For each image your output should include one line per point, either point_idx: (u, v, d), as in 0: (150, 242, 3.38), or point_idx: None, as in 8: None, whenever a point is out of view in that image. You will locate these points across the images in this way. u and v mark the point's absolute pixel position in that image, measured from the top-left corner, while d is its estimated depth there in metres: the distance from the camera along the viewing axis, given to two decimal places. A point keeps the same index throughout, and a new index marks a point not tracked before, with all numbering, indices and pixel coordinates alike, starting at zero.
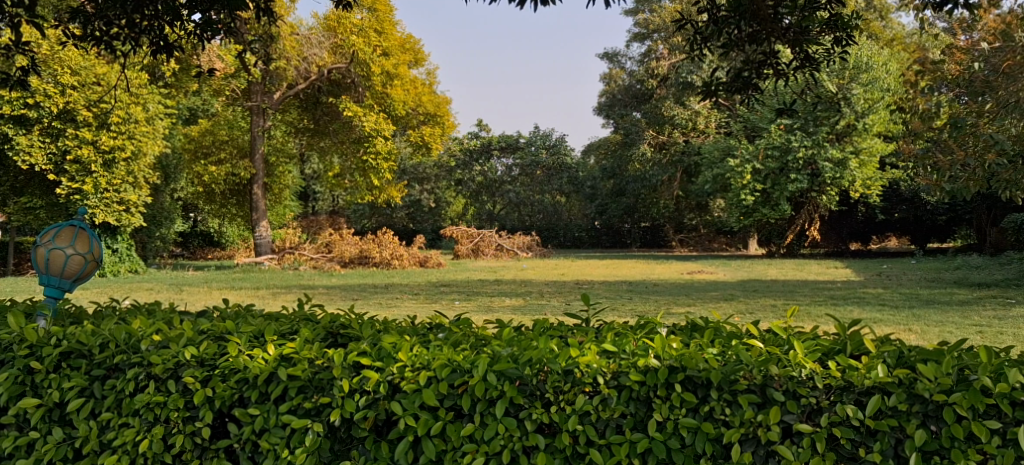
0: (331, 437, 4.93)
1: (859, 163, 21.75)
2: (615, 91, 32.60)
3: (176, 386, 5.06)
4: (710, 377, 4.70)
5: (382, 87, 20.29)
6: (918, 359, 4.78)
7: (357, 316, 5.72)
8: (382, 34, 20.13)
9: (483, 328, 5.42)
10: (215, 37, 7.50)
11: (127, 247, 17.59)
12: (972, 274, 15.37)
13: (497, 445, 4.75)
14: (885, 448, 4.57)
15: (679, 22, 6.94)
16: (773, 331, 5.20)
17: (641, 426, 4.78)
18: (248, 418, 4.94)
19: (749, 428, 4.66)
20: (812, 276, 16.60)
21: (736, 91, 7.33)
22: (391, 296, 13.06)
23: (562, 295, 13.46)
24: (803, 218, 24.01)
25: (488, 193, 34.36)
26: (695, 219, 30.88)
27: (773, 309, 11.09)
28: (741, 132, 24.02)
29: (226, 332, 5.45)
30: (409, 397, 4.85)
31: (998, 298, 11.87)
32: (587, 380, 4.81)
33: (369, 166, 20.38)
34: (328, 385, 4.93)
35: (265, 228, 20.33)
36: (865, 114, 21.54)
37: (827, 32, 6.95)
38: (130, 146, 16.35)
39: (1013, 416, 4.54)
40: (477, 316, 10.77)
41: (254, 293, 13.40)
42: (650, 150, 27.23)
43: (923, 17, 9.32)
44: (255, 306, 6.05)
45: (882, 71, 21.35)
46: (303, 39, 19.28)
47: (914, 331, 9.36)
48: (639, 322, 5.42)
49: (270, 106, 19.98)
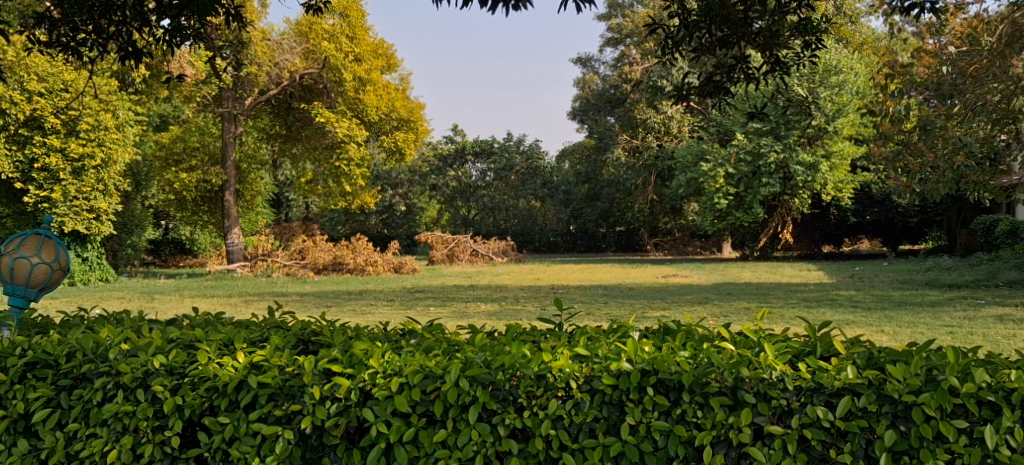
0: (302, 445, 4.89)
1: (830, 167, 21.94)
2: (588, 96, 32.77)
3: (145, 395, 5.01)
4: (682, 380, 4.71)
5: (354, 93, 20.37)
6: (887, 360, 4.82)
7: (328, 323, 5.70)
8: (353, 40, 20.15)
9: (455, 334, 5.40)
10: (185, 43, 7.40)
11: (97, 255, 17.42)
12: (943, 275, 15.57)
13: (470, 451, 4.74)
14: (855, 449, 4.60)
15: (651, 27, 6.93)
16: (744, 333, 5.22)
17: (614, 430, 4.77)
18: (219, 426, 4.91)
19: (721, 430, 4.67)
20: (785, 279, 16.69)
21: (707, 95, 7.34)
22: (364, 303, 13.00)
23: (537, 300, 13.42)
24: (776, 221, 24.12)
25: (462, 198, 34.43)
26: (670, 223, 31.21)
27: (746, 312, 11.14)
28: (713, 137, 24.10)
29: (196, 340, 5.39)
30: (381, 403, 4.83)
31: (967, 298, 12.01)
32: (559, 385, 4.81)
33: (342, 172, 20.45)
34: (298, 392, 4.91)
35: (237, 236, 20.18)
36: (835, 117, 21.71)
37: (797, 36, 6.95)
38: (100, 154, 16.25)
39: (979, 415, 4.58)
40: (451, 322, 10.73)
41: (225, 301, 13.30)
42: (624, 154, 27.34)
43: (892, 22, 9.42)
44: (225, 314, 5.99)
45: (851, 75, 21.63)
46: (274, 45, 19.11)
47: (887, 332, 9.43)
48: (611, 326, 5.42)
49: (241, 113, 19.80)
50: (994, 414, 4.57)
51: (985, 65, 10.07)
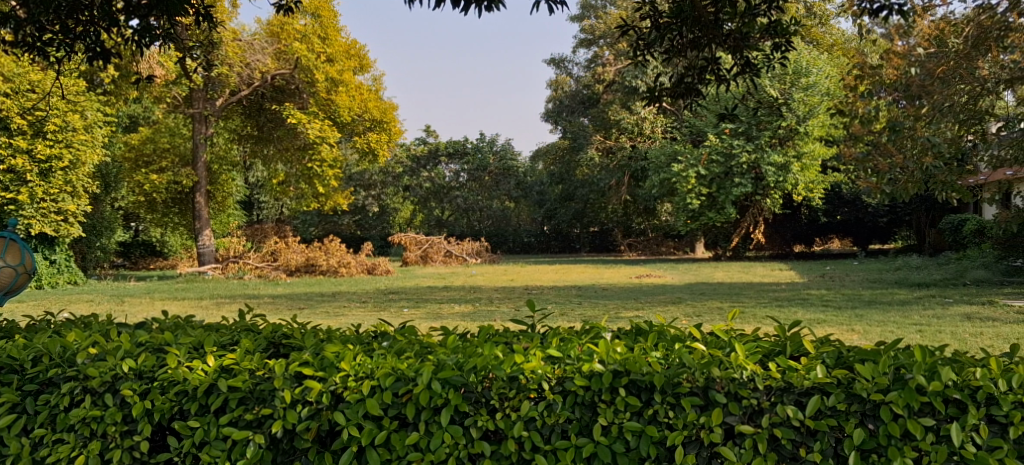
0: (273, 448, 4.87)
1: (801, 167, 22.08)
2: (562, 97, 32.86)
3: (113, 400, 4.97)
4: (653, 381, 4.73)
5: (327, 94, 20.38)
6: (856, 359, 4.86)
7: (299, 325, 5.67)
8: (325, 40, 20.63)
9: (427, 336, 5.39)
10: (154, 44, 7.33)
11: (65, 257, 17.27)
12: (913, 274, 15.74)
13: (443, 453, 4.74)
14: (825, 447, 4.63)
15: (622, 29, 6.96)
16: (715, 333, 5.24)
17: (586, 431, 4.78)
18: (188, 431, 4.89)
19: (692, 431, 4.69)
20: (757, 279, 16.80)
21: (679, 96, 7.36)
22: (337, 305, 12.93)
23: (511, 301, 13.44)
24: (748, 221, 24.26)
25: (436, 198, 34.36)
26: (643, 223, 31.24)
27: (718, 312, 11.21)
28: (686, 138, 24.19)
29: (166, 344, 5.34)
30: (353, 406, 4.82)
31: (935, 297, 12.15)
32: (531, 386, 4.81)
33: (314, 173, 20.38)
34: (269, 396, 4.89)
35: (208, 238, 19.99)
36: (806, 118, 21.88)
37: (767, 38, 7.00)
38: (68, 156, 16.11)
39: (946, 413, 4.61)
40: (424, 324, 10.72)
41: (196, 304, 13.19)
42: (598, 155, 27.46)
43: (861, 24, 9.52)
44: (195, 317, 5.94)
45: (822, 77, 21.86)
46: (246, 45, 19.00)
47: (857, 331, 9.52)
48: (583, 327, 5.43)
49: (213, 114, 19.59)
50: (960, 412, 4.62)
51: (953, 66, 10.29)
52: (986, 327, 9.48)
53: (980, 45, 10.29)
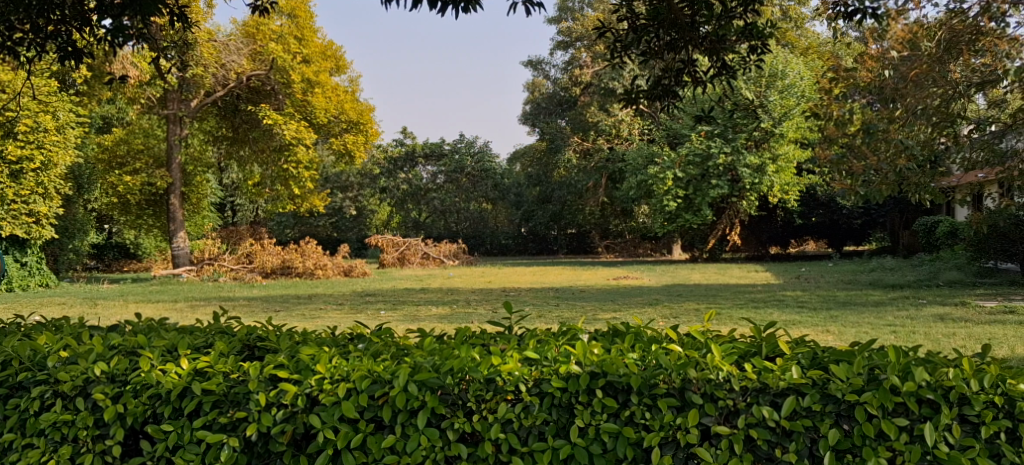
0: (248, 452, 4.85)
1: (776, 169, 22.20)
2: (539, 99, 32.89)
3: (84, 404, 4.93)
4: (630, 382, 4.73)
5: (303, 95, 20.29)
6: (830, 360, 4.89)
7: (275, 328, 5.62)
8: (302, 41, 20.58)
9: (404, 338, 5.36)
10: (128, 44, 7.27)
11: (36, 260, 17.12)
12: (887, 276, 15.84)
13: (419, 456, 4.71)
14: (800, 448, 4.63)
15: (599, 30, 6.95)
16: (692, 335, 5.24)
17: (563, 432, 4.77)
18: (162, 434, 4.85)
19: (669, 432, 4.70)
20: (733, 280, 16.86)
21: (656, 98, 7.36)
22: (313, 308, 12.83)
23: (489, 303, 13.41)
24: (724, 223, 24.36)
25: (413, 200, 33.96)
26: (620, 225, 31.33)
27: (695, 314, 11.23)
28: (663, 140, 24.25)
29: (138, 347, 5.29)
30: (328, 409, 4.79)
31: (909, 298, 12.26)
32: (508, 388, 4.80)
33: (290, 175, 20.30)
34: (243, 399, 4.86)
35: (183, 240, 19.84)
36: (781, 121, 22.04)
37: (743, 40, 7.01)
38: (39, 157, 15.94)
39: (920, 412, 4.63)
40: (401, 326, 10.67)
41: (171, 306, 13.08)
42: (575, 156, 27.52)
43: (835, 28, 9.60)
44: (169, 320, 5.89)
45: (798, 79, 22.02)
46: (221, 45, 18.84)
47: (832, 332, 9.57)
48: (560, 329, 5.41)
49: (187, 115, 19.44)
50: (933, 412, 4.64)
51: (926, 69, 10.31)
52: (959, 327, 9.56)
53: (952, 48, 10.38)
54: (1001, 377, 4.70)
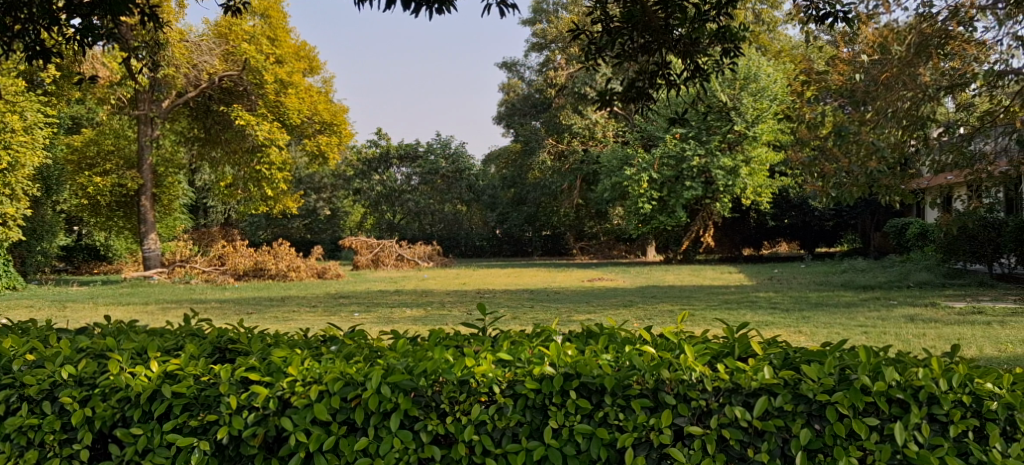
0: (218, 455, 4.82)
1: (749, 172, 22.32)
2: (514, 101, 32.92)
3: (52, 408, 4.90)
4: (603, 383, 4.73)
5: (276, 96, 20.20)
6: (802, 360, 4.91)
7: (246, 330, 5.58)
8: (275, 41, 20.79)
9: (377, 340, 5.33)
10: (97, 43, 7.18)
11: (3, 262, 16.92)
12: (858, 277, 15.98)
13: (392, 458, 4.70)
14: (772, 448, 4.64)
15: (573, 33, 6.93)
16: (665, 336, 5.25)
17: (537, 434, 4.76)
18: (131, 438, 4.81)
19: (642, 432, 4.70)
20: (708, 282, 16.92)
21: (630, 101, 7.33)
22: (287, 310, 12.74)
23: (464, 304, 13.37)
24: (698, 225, 24.45)
25: (388, 202, 33.25)
26: (595, 226, 31.38)
27: (669, 315, 11.25)
28: (637, 142, 24.29)
29: (107, 349, 5.24)
30: (300, 411, 4.75)
31: (881, 299, 12.35)
32: (482, 390, 4.79)
33: (262, 176, 20.20)
34: (214, 402, 4.84)
35: (154, 241, 19.67)
36: (754, 123, 22.23)
37: (716, 43, 7.09)
38: (7, 158, 15.72)
39: (889, 412, 4.66)
40: (374, 328, 10.62)
41: (141, 309, 12.91)
42: (550, 158, 27.49)
43: (808, 31, 9.66)
44: (139, 322, 5.83)
45: (770, 82, 22.20)
46: (193, 46, 18.72)
47: (804, 333, 9.63)
48: (535, 330, 5.41)
49: (158, 116, 19.26)
50: (903, 411, 4.66)
51: (896, 73, 10.35)
52: (929, 328, 9.64)
53: (922, 52, 10.37)
54: (968, 377, 4.73)
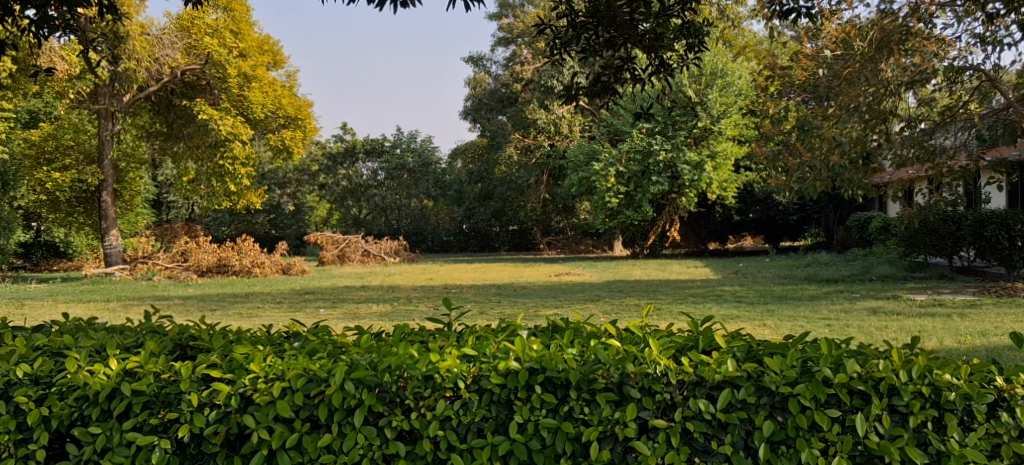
0: (180, 453, 4.77)
1: (714, 166, 22.49)
2: (480, 95, 32.87)
3: (6, 407, 4.82)
4: (568, 378, 4.73)
5: (239, 90, 20.07)
6: (765, 352, 4.94)
7: (208, 327, 5.51)
8: (238, 35, 20.57)
9: (341, 336, 5.29)
10: (53, 34, 7.03)
11: None
12: (822, 270, 16.12)
13: (356, 455, 4.66)
14: (735, 440, 4.67)
15: (539, 26, 6.85)
16: (630, 329, 5.26)
17: (502, 429, 4.74)
18: (89, 438, 4.74)
19: (608, 426, 4.69)
20: (673, 276, 17.02)
21: (595, 95, 7.35)
22: (251, 306, 12.65)
23: (429, 300, 13.33)
24: (664, 220, 24.49)
25: (353, 197, 34.10)
26: (562, 221, 31.46)
27: (633, 309, 11.28)
28: (604, 137, 24.33)
29: (65, 347, 5.17)
30: (263, 408, 4.71)
31: (843, 293, 12.43)
32: (447, 385, 4.76)
33: (225, 171, 20.03)
34: (175, 399, 4.78)
35: (115, 238, 19.38)
36: (720, 118, 22.41)
37: (681, 39, 7.04)
38: None
39: (851, 404, 4.69)
40: (338, 324, 10.56)
41: (102, 306, 12.74)
42: (516, 153, 27.54)
43: (772, 27, 9.72)
44: (98, 320, 5.74)
45: (736, 77, 22.37)
46: (154, 39, 18.43)
47: (768, 326, 9.69)
48: (500, 325, 5.38)
49: (119, 110, 18.96)
50: (863, 403, 4.70)
51: (858, 69, 10.47)
52: (891, 320, 9.73)
53: (883, 47, 10.35)
54: (928, 368, 4.77)
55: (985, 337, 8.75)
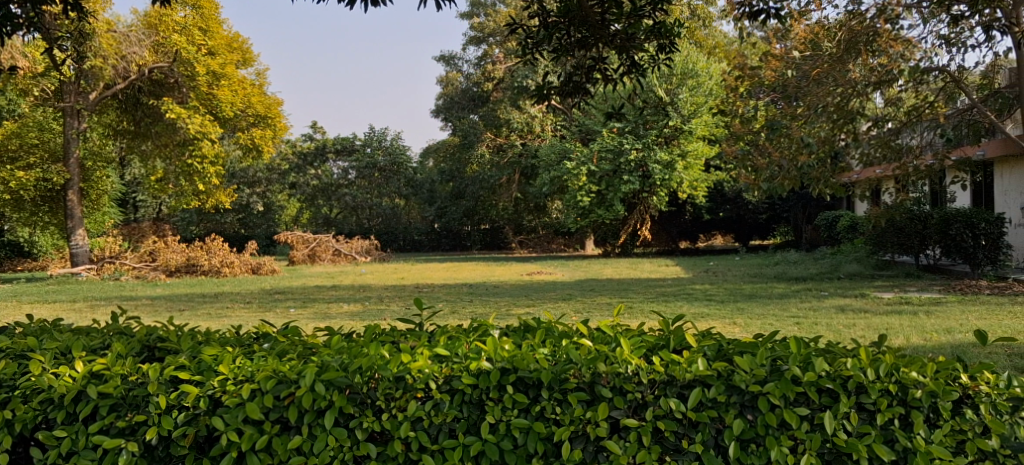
0: (147, 456, 4.72)
1: (685, 166, 22.59)
2: (453, 94, 32.72)
3: None
4: (540, 377, 4.71)
5: (208, 88, 20.00)
6: (735, 351, 4.95)
7: (176, 327, 5.45)
8: (207, 33, 20.10)
9: (311, 337, 5.24)
10: (17, 31, 6.92)
11: None
12: (790, 268, 16.27)
13: (327, 456, 4.63)
14: (706, 438, 4.68)
15: (511, 27, 6.82)
16: (602, 329, 5.25)
17: (473, 429, 4.73)
18: (54, 441, 4.69)
19: (579, 425, 4.69)
20: (644, 275, 17.07)
21: (568, 95, 7.37)
22: (220, 306, 12.58)
23: (401, 299, 13.31)
24: (635, 218, 24.54)
25: (324, 196, 33.81)
26: (534, 220, 31.50)
27: (606, 308, 11.31)
28: (576, 136, 24.36)
29: (28, 350, 5.12)
30: (231, 411, 4.67)
31: (811, 291, 12.54)
32: (418, 386, 4.74)
33: (194, 170, 19.96)
34: (142, 402, 4.73)
35: (81, 237, 19.16)
36: (691, 117, 22.46)
37: (652, 39, 7.01)
38: None
39: (820, 402, 4.72)
40: (309, 324, 10.53)
41: (68, 307, 12.63)
42: (488, 152, 27.59)
43: (741, 28, 9.76)
44: (63, 321, 5.66)
45: (706, 77, 22.41)
46: (120, 36, 18.16)
47: (737, 324, 9.77)
48: (471, 325, 5.37)
49: (85, 108, 18.79)
50: (832, 401, 4.73)
51: (827, 69, 10.69)
52: (859, 318, 9.81)
53: (851, 49, 10.69)
54: (895, 366, 4.80)
55: (950, 334, 8.86)
